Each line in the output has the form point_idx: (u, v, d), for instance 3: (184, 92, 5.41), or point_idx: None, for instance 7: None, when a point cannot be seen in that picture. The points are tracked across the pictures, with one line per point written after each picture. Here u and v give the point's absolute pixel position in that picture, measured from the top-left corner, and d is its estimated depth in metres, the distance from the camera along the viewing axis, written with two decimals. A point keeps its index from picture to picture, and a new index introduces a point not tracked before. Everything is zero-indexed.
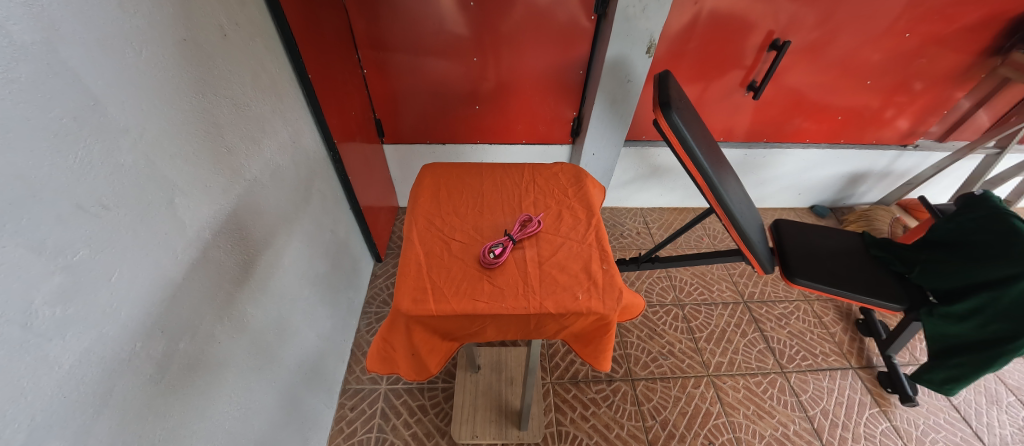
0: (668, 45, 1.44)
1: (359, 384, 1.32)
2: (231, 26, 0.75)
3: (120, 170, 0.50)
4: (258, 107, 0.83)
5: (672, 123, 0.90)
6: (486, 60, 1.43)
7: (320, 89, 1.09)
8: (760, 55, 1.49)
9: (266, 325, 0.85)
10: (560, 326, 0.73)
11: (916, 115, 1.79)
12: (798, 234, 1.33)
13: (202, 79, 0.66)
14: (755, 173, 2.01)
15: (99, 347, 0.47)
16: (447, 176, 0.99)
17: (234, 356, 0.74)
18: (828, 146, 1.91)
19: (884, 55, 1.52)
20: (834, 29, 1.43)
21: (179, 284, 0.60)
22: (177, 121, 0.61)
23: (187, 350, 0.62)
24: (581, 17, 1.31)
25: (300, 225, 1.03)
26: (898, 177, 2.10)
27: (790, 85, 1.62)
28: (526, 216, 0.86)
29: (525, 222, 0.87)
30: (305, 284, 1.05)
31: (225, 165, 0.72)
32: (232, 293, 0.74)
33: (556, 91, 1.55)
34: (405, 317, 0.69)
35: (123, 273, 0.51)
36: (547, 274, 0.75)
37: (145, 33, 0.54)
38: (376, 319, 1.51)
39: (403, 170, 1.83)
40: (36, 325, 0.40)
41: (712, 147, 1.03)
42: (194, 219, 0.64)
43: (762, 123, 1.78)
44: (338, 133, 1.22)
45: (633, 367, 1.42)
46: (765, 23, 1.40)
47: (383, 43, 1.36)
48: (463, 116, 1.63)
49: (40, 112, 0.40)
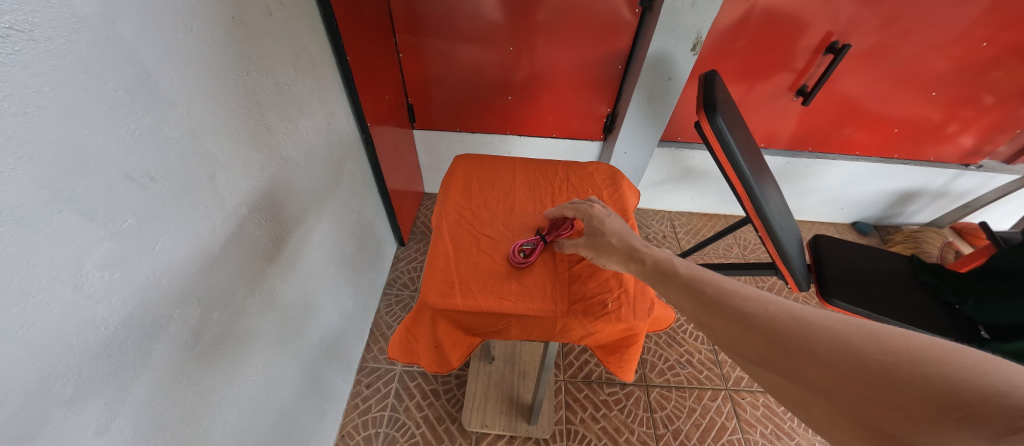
0: (714, 43, 1.37)
1: (376, 363, 1.35)
2: (276, 6, 0.75)
3: (168, 143, 0.52)
4: (297, 87, 0.84)
5: (716, 128, 0.85)
6: (522, 50, 1.40)
7: (357, 72, 1.10)
8: (814, 58, 1.40)
9: (293, 300, 0.88)
10: (586, 331, 0.71)
11: (983, 133, 1.64)
12: (839, 252, 1.26)
13: (247, 57, 0.68)
14: (796, 183, 1.91)
15: (141, 312, 0.50)
16: (479, 168, 0.98)
17: (262, 328, 0.77)
18: (880, 160, 1.79)
19: (956, 64, 1.39)
20: (902, 31, 1.31)
21: (215, 256, 0.63)
22: (221, 98, 0.62)
23: (220, 320, 0.64)
24: (624, 9, 1.26)
25: (330, 205, 1.05)
26: (956, 198, 1.95)
27: (845, 91, 1.52)
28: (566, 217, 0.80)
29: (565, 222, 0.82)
30: (331, 263, 1.08)
31: (263, 143, 0.74)
32: (264, 268, 0.76)
33: (591, 86, 1.50)
34: (431, 309, 0.70)
35: (165, 243, 0.53)
36: (576, 278, 0.74)
37: (196, 9, 0.56)
38: (396, 301, 1.54)
39: (430, 156, 1.84)
40: (86, 287, 0.43)
41: (756, 155, 0.97)
42: (233, 194, 0.66)
43: (808, 130, 1.68)
44: (371, 116, 1.23)
45: (648, 373, 1.40)
46: (824, 24, 1.30)
47: (420, 28, 1.35)
48: (494, 106, 1.61)
49: (96, 83, 0.42)
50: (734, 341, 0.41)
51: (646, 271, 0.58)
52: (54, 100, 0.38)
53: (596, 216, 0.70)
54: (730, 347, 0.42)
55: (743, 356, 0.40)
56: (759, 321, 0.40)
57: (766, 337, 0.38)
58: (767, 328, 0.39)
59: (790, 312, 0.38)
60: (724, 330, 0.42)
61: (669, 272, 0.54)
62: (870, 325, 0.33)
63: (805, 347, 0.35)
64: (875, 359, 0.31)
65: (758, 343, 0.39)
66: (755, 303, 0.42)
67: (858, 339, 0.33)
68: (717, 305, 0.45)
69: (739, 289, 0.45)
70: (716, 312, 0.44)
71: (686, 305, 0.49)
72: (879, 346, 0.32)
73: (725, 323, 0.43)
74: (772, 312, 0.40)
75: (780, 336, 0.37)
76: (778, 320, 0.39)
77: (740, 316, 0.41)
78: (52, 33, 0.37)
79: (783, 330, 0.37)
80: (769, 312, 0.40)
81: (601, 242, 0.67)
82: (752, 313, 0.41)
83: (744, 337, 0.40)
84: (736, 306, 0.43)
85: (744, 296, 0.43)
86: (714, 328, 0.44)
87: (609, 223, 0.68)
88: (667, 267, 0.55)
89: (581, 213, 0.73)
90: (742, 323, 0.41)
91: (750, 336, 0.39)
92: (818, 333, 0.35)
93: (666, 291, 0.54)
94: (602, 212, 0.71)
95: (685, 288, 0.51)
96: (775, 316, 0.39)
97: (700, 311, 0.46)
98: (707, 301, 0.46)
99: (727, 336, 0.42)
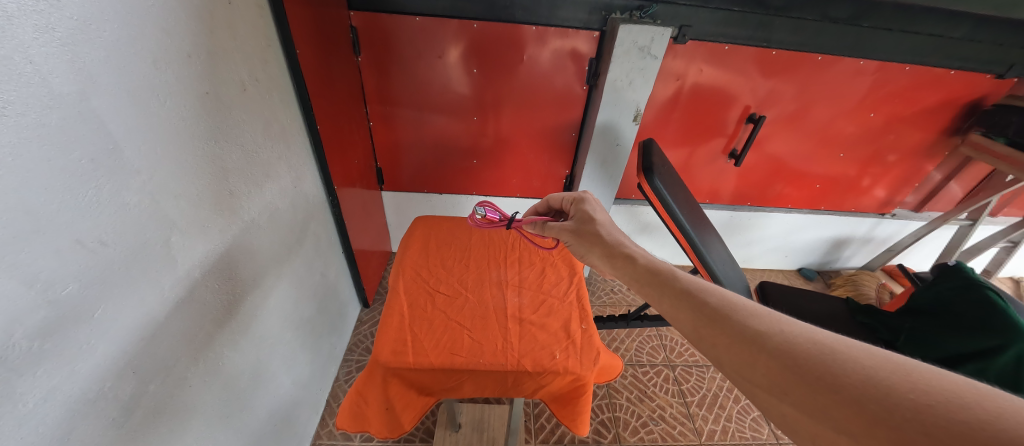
0: (654, 114, 1.56)
1: (331, 439, 1.24)
2: (251, 82, 0.81)
3: (125, 208, 0.53)
4: (265, 154, 0.88)
5: (654, 187, 0.98)
6: (486, 119, 1.54)
7: (327, 139, 1.15)
8: (739, 126, 1.62)
9: (242, 369, 0.83)
10: (538, 384, 0.72)
11: (890, 185, 1.89)
12: (785, 297, 1.37)
13: (217, 126, 0.71)
14: (742, 235, 2.07)
15: (67, 386, 0.47)
16: (437, 228, 1.02)
17: (203, 403, 0.71)
18: (810, 212, 2.00)
19: (855, 129, 1.66)
20: (807, 104, 1.56)
21: (160, 323, 0.60)
22: (187, 164, 0.64)
23: (156, 394, 0.60)
24: (574, 85, 1.44)
25: (291, 267, 1.03)
26: (880, 243, 2.17)
27: (771, 153, 1.74)
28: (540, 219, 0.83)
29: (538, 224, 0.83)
30: (288, 326, 1.03)
31: (225, 206, 0.75)
32: (212, 335, 0.73)
33: (550, 150, 1.64)
34: (383, 369, 0.69)
35: (107, 309, 0.51)
36: (527, 331, 0.77)
37: (172, 86, 0.60)
38: (356, 367, 1.45)
39: (399, 216, 1.87)
40: (10, 359, 0.41)
41: (694, 210, 1.08)
42: (188, 257, 0.65)
43: (746, 186, 1.87)
44: (339, 179, 1.27)
45: (622, 432, 1.36)
46: (743, 98, 1.53)
47: (391, 99, 1.47)
48: (460, 168, 1.70)
49: (60, 154, 0.44)
50: (741, 362, 0.42)
51: (631, 268, 0.63)
52: (15, 169, 0.40)
53: (586, 207, 0.78)
54: (735, 366, 0.42)
55: (750, 379, 0.41)
56: (775, 345, 0.40)
57: (784, 364, 0.38)
58: (783, 352, 0.39)
59: (810, 339, 0.39)
60: (729, 348, 0.43)
61: (655, 274, 0.58)
62: (899, 365, 0.34)
63: (829, 377, 0.35)
64: (909, 398, 0.31)
65: (771, 367, 0.39)
66: (766, 324, 0.43)
67: (889, 377, 0.33)
68: (720, 319, 0.45)
69: (744, 306, 0.46)
70: (718, 325, 0.45)
71: (680, 315, 0.50)
72: (911, 385, 0.32)
73: (729, 340, 0.43)
74: (787, 336, 0.41)
75: (801, 364, 0.37)
76: (798, 345, 0.39)
77: (748, 335, 0.42)
78: (25, 109, 0.40)
79: (803, 356, 0.38)
80: (783, 335, 0.41)
81: (587, 229, 0.74)
82: (763, 334, 0.42)
83: (755, 359, 0.40)
84: (745, 323, 0.44)
85: (753, 315, 0.44)
86: (715, 344, 0.44)
87: (597, 215, 0.76)
88: (654, 268, 0.59)
89: (574, 202, 0.81)
90: (753, 343, 0.41)
91: (762, 358, 0.40)
92: (843, 366, 0.36)
93: (654, 294, 0.56)
94: (593, 204, 0.79)
95: (678, 297, 0.52)
96: (792, 341, 0.40)
97: (701, 323, 0.46)
98: (707, 313, 0.47)
99: (733, 356, 0.42)
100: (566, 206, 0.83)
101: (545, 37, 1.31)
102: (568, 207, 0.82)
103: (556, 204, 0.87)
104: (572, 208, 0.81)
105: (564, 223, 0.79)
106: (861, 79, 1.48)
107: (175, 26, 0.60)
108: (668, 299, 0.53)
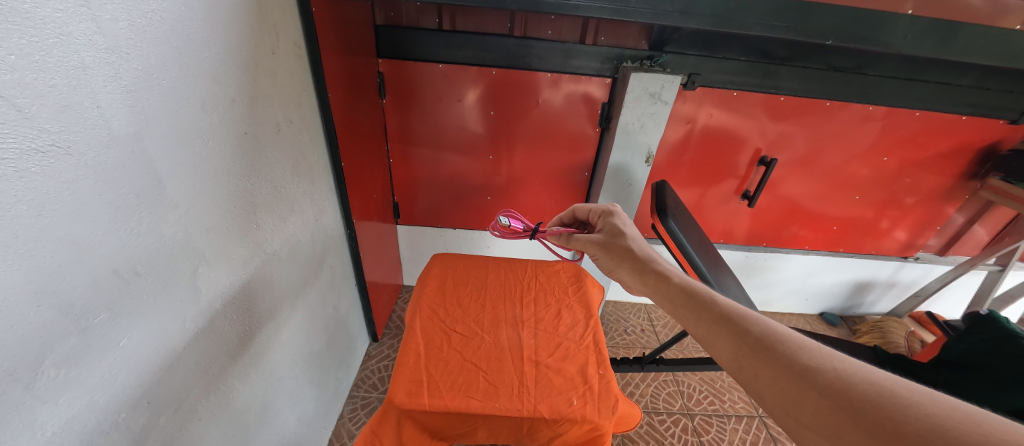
0: (666, 155, 1.60)
1: None
2: (286, 123, 0.87)
3: (160, 240, 0.56)
4: (291, 189, 0.92)
5: (670, 229, 1.01)
6: (500, 158, 1.59)
7: (349, 175, 1.20)
8: (750, 168, 1.63)
9: (249, 404, 0.82)
10: (553, 434, 0.70)
11: (911, 228, 1.85)
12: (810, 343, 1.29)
13: (250, 164, 0.76)
14: (759, 277, 2.03)
15: (85, 416, 0.48)
16: (455, 266, 1.03)
17: (208, 440, 0.70)
18: (828, 254, 1.95)
19: (870, 172, 1.65)
20: (818, 147, 1.58)
21: (178, 353, 0.61)
22: (219, 198, 0.68)
23: (166, 426, 0.60)
24: (587, 128, 1.50)
25: (306, 299, 1.04)
26: (906, 288, 2.09)
27: (784, 194, 1.73)
28: (563, 229, 0.85)
29: (562, 233, 0.85)
30: (297, 360, 1.02)
31: (250, 238, 0.78)
32: (226, 366, 0.73)
33: (562, 189, 1.68)
34: (398, 410, 0.68)
35: (132, 339, 0.53)
36: (543, 375, 0.75)
37: (215, 127, 0.65)
38: (362, 405, 1.41)
39: (412, 250, 1.89)
40: (37, 386, 0.42)
41: (710, 252, 1.03)
42: (211, 287, 0.67)
43: (761, 227, 1.85)
44: (358, 214, 1.31)
45: None
46: (753, 142, 1.56)
47: (411, 138, 1.54)
48: (475, 205, 1.74)
49: (111, 189, 0.48)
50: (788, 398, 0.40)
51: (663, 284, 0.61)
52: (70, 203, 0.43)
53: (617, 221, 0.79)
54: (780, 400, 0.41)
55: (797, 417, 0.39)
56: (827, 382, 0.39)
57: (838, 405, 0.37)
58: (836, 392, 0.38)
59: (867, 379, 0.38)
60: (774, 382, 0.42)
61: (690, 294, 0.56)
62: (967, 416, 0.33)
63: (890, 423, 0.34)
64: None
65: (822, 407, 0.38)
66: (816, 359, 0.42)
67: (957, 427, 0.32)
68: (764, 350, 0.44)
69: (792, 337, 0.45)
70: (762, 356, 0.44)
71: (718, 341, 0.49)
72: (983, 438, 0.31)
73: (775, 373, 0.42)
74: (840, 373, 0.39)
75: (857, 406, 0.36)
76: (854, 385, 0.38)
77: (796, 370, 0.41)
78: (87, 148, 0.44)
79: (858, 397, 0.37)
80: (835, 372, 0.40)
81: (617, 243, 0.74)
82: (813, 370, 0.40)
83: (804, 397, 0.39)
84: (794, 356, 0.43)
85: (801, 348, 0.43)
86: (757, 375, 0.43)
87: (628, 229, 0.76)
88: (689, 288, 0.57)
89: (603, 215, 0.83)
90: (801, 379, 0.40)
91: (812, 397, 0.39)
92: (906, 413, 0.34)
93: (688, 314, 0.54)
94: (622, 218, 0.80)
95: (716, 321, 0.50)
96: (847, 381, 0.38)
97: (742, 352, 0.45)
98: (750, 343, 0.45)
99: (778, 390, 0.41)
100: (595, 218, 0.84)
101: (559, 83, 1.39)
102: (596, 219, 0.84)
103: (583, 214, 0.89)
104: (601, 221, 0.83)
105: (592, 235, 0.80)
106: (872, 124, 1.51)
107: (224, 75, 0.66)
108: (705, 322, 0.51)
